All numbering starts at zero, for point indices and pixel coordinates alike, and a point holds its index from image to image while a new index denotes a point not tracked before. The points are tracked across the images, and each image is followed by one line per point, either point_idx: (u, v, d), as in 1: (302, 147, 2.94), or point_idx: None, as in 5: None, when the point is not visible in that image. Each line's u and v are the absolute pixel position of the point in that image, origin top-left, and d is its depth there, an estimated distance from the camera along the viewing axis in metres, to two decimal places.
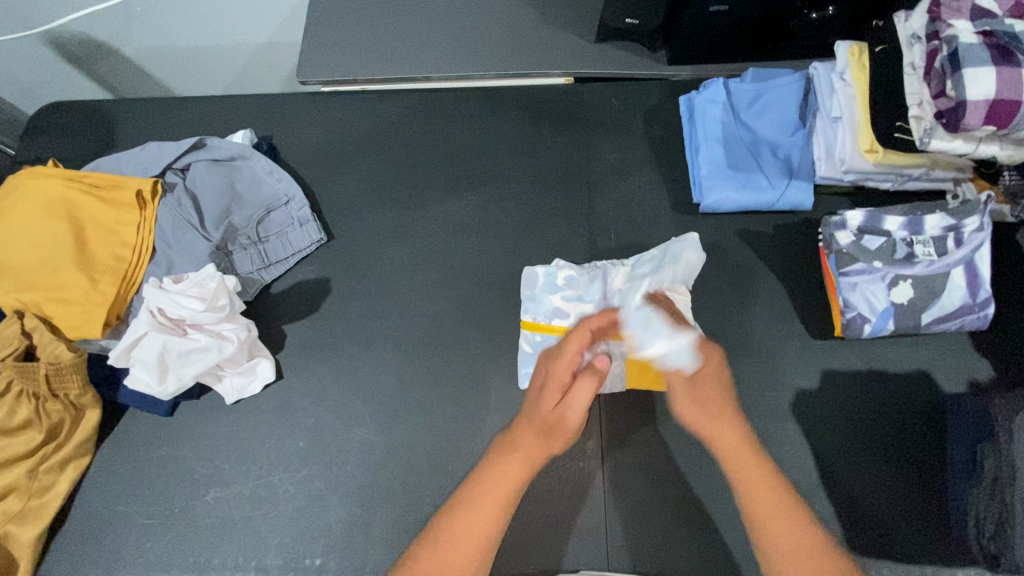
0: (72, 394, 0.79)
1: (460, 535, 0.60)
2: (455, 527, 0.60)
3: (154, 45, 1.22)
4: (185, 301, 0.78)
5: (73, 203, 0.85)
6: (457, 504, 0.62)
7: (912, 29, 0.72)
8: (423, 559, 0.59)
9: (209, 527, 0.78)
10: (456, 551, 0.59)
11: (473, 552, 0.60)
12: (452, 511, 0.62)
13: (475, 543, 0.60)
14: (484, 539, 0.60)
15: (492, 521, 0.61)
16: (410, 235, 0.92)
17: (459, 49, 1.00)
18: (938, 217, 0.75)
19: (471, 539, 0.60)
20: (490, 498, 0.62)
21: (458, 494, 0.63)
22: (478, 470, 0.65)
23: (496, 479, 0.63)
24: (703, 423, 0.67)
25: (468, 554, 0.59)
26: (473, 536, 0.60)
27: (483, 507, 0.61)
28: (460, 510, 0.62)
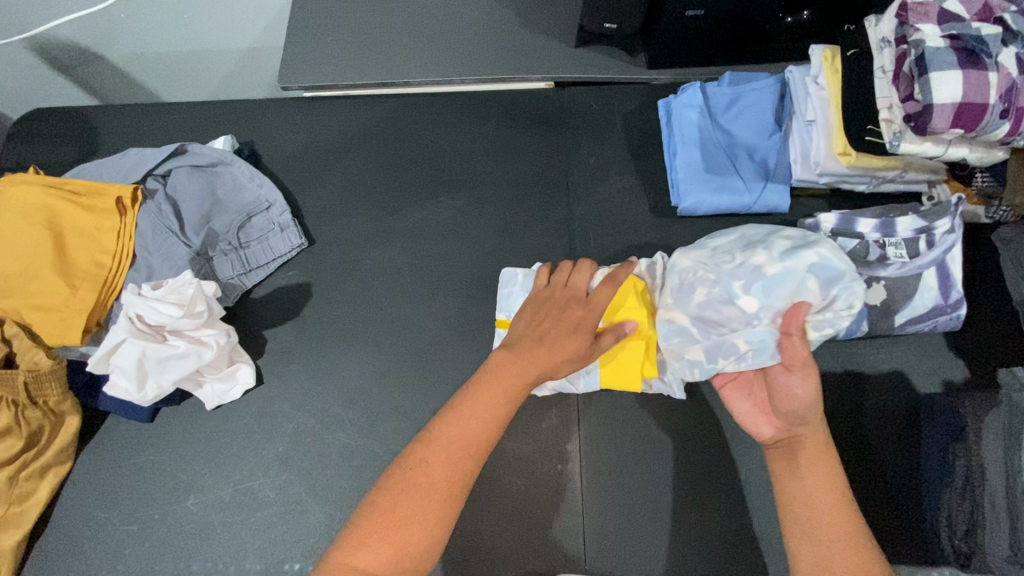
0: (51, 400, 0.80)
1: (461, 437, 0.58)
2: (455, 427, 0.58)
3: (138, 51, 1.23)
4: (163, 307, 0.78)
5: (54, 209, 0.86)
6: (465, 403, 0.60)
7: (882, 33, 0.73)
8: (428, 462, 0.56)
9: (189, 533, 0.78)
10: (427, 485, 0.55)
11: (468, 457, 0.57)
12: (459, 411, 0.59)
13: (477, 445, 0.58)
14: (481, 440, 0.58)
15: (495, 422, 0.59)
16: (391, 240, 0.92)
17: (440, 53, 1.01)
18: (910, 219, 0.76)
19: (470, 444, 0.57)
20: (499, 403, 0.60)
21: (466, 397, 0.60)
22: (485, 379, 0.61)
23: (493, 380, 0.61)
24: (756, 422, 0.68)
25: (466, 454, 0.57)
26: (476, 437, 0.58)
27: (491, 405, 0.59)
28: (466, 413, 0.59)
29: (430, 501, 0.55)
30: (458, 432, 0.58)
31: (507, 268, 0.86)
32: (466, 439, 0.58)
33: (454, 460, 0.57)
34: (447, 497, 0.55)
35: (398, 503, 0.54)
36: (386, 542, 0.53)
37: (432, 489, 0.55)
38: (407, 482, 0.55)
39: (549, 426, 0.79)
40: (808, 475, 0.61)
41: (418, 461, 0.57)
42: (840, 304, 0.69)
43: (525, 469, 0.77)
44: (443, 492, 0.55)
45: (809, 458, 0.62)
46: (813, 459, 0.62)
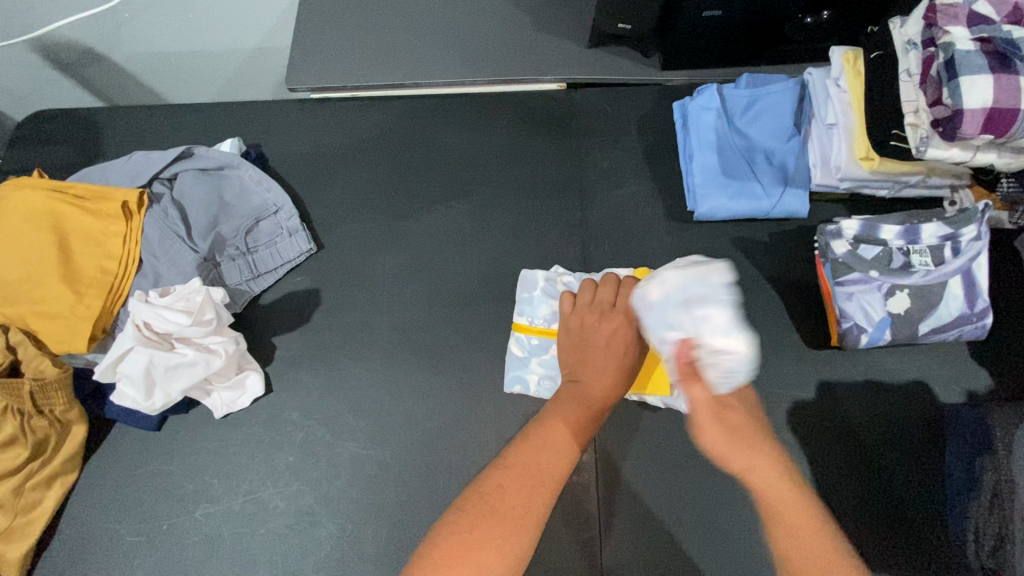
0: (57, 410, 0.78)
1: (540, 463, 0.59)
2: (538, 453, 0.60)
3: (143, 51, 1.21)
4: (171, 315, 0.76)
5: (59, 214, 0.84)
6: (539, 432, 0.62)
7: (907, 36, 0.71)
8: (503, 488, 0.56)
9: (198, 545, 0.77)
10: (508, 507, 0.55)
11: (547, 482, 0.58)
12: (532, 440, 0.61)
13: (553, 472, 0.59)
14: (562, 465, 0.59)
15: (571, 443, 0.62)
16: (401, 245, 0.90)
17: (450, 54, 0.99)
18: (934, 226, 0.74)
19: (550, 472, 0.58)
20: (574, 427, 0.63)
21: (538, 428, 0.63)
22: (548, 415, 0.64)
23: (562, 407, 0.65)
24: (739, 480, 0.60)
25: (546, 481, 0.58)
26: (553, 462, 0.59)
27: (563, 430, 0.62)
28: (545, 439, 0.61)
29: (505, 523, 0.54)
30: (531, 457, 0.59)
31: (523, 273, 0.85)
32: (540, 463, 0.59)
33: (530, 485, 0.57)
34: (527, 525, 0.55)
35: (477, 525, 0.54)
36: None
37: (513, 513, 0.55)
38: (486, 507, 0.55)
39: None
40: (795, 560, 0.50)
41: (495, 486, 0.57)
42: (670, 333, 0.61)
43: None
44: (521, 519, 0.54)
45: (791, 546, 0.51)
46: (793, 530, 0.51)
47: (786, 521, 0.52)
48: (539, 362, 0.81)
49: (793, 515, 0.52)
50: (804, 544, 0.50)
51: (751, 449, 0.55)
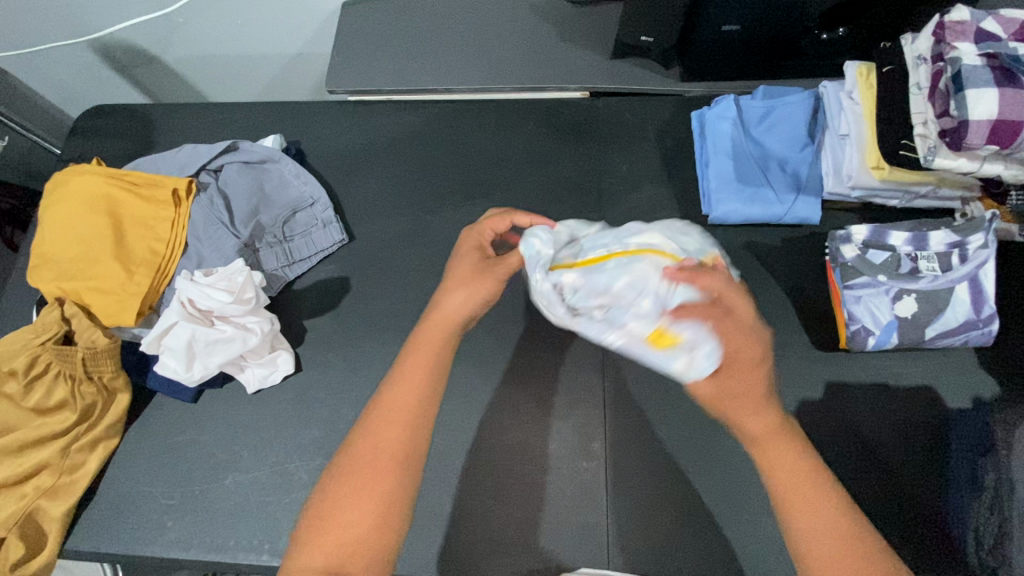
0: (105, 377, 0.84)
1: (441, 311, 0.64)
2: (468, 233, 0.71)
3: (193, 55, 1.29)
4: (214, 293, 0.82)
5: (114, 197, 0.90)
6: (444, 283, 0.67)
7: (918, 51, 0.75)
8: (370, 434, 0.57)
9: (227, 510, 0.81)
10: (382, 450, 0.56)
11: (426, 377, 0.60)
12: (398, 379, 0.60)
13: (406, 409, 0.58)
14: (465, 312, 0.65)
15: (429, 385, 0.60)
16: (427, 240, 0.95)
17: (481, 63, 1.05)
18: (943, 233, 0.76)
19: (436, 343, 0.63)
20: (476, 276, 0.66)
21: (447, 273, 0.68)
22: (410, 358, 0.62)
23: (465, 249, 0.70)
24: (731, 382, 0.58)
25: (446, 330, 0.64)
26: (452, 308, 0.64)
27: (463, 290, 0.65)
28: (443, 290, 0.66)
29: (377, 488, 0.55)
30: (396, 396, 0.59)
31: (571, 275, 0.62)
32: (405, 403, 0.59)
33: (399, 426, 0.57)
34: (393, 467, 0.56)
35: (336, 512, 0.54)
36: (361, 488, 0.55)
37: (384, 454, 0.57)
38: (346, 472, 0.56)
39: (576, 424, 0.81)
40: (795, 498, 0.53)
41: (367, 438, 0.57)
42: None
43: (551, 464, 0.79)
44: (385, 465, 0.56)
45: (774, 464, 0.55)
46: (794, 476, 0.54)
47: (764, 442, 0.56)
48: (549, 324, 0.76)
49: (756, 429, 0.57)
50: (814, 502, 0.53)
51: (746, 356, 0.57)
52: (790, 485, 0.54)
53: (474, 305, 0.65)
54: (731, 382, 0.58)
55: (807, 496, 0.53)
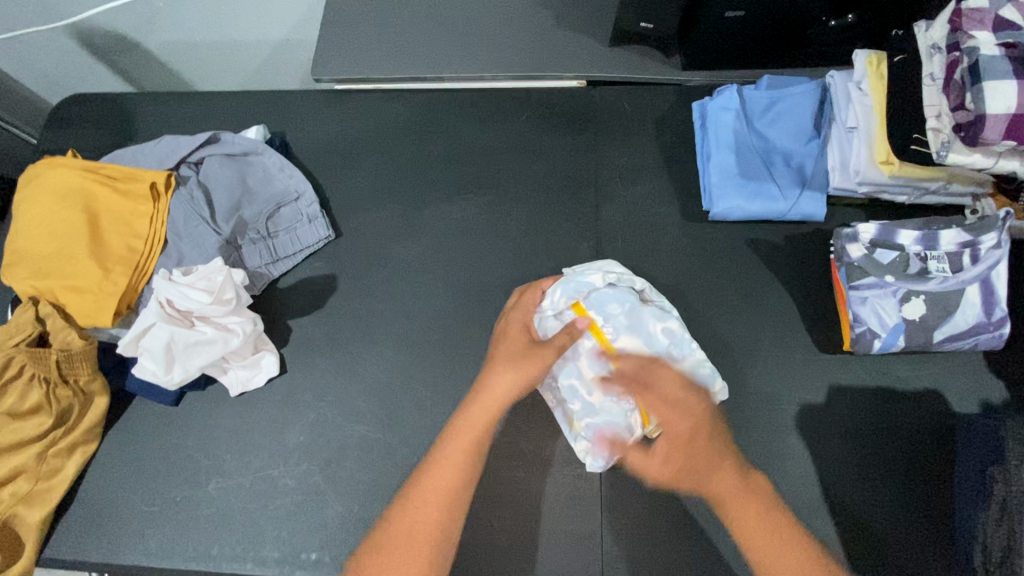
0: (81, 380, 0.81)
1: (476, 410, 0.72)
2: (512, 316, 0.79)
3: (174, 40, 1.24)
4: (193, 293, 0.79)
5: (90, 191, 0.86)
6: (490, 366, 0.75)
7: (932, 40, 0.71)
8: (410, 514, 0.66)
9: (209, 517, 0.79)
10: (411, 539, 0.64)
11: (472, 448, 0.69)
12: (435, 463, 0.69)
13: (445, 492, 0.67)
14: (509, 397, 0.73)
15: (467, 467, 0.68)
16: (418, 236, 0.92)
17: (473, 50, 1.00)
18: (954, 232, 0.73)
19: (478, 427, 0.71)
20: (523, 362, 0.74)
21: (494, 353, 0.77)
22: (450, 440, 0.70)
23: (511, 334, 0.78)
24: (692, 449, 0.69)
25: (490, 415, 0.72)
26: (503, 391, 0.72)
27: (510, 376, 0.73)
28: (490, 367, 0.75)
29: (411, 564, 0.63)
30: (432, 481, 0.68)
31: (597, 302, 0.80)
32: (439, 486, 0.67)
33: (435, 508, 0.66)
34: (426, 546, 0.64)
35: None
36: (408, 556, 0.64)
37: (419, 540, 0.65)
38: (388, 544, 0.65)
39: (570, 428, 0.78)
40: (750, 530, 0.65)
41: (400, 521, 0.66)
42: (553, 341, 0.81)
43: (544, 470, 0.76)
44: (423, 543, 0.64)
45: (734, 514, 0.66)
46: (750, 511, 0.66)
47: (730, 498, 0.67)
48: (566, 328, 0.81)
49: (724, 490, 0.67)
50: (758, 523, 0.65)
51: (688, 424, 0.69)
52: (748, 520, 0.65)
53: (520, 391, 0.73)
54: (691, 447, 0.69)
55: (764, 538, 0.64)
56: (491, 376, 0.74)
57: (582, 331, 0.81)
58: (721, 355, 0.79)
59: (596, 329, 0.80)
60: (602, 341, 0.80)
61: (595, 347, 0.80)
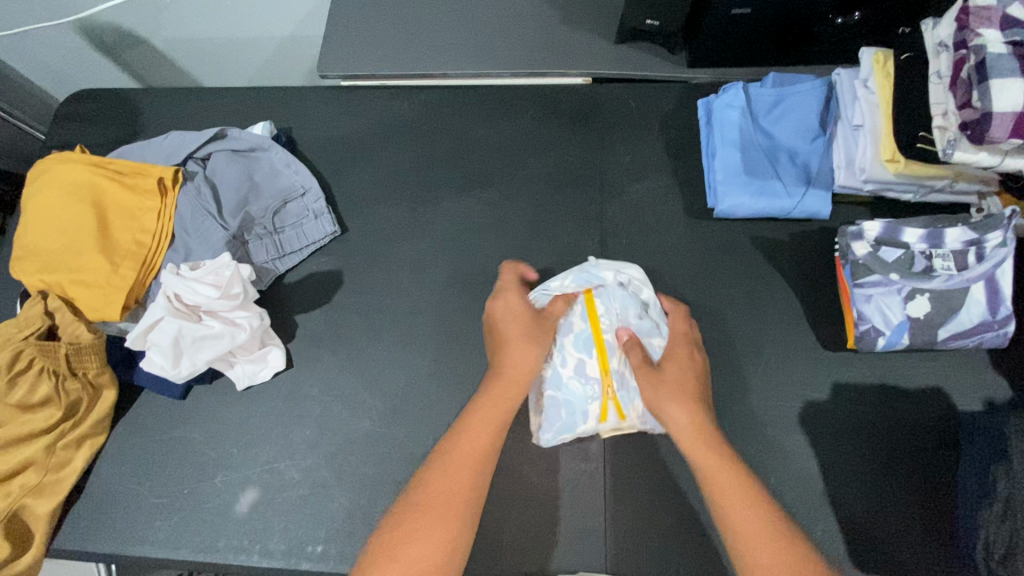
0: (90, 373, 0.82)
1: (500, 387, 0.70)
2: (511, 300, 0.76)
3: (181, 36, 1.25)
4: (201, 287, 0.80)
5: (98, 186, 0.87)
6: (507, 344, 0.73)
7: (940, 37, 0.70)
8: (431, 482, 0.62)
9: (216, 510, 0.79)
10: (444, 501, 0.61)
11: (501, 421, 0.67)
12: (467, 425, 0.66)
13: (474, 458, 0.64)
14: (532, 369, 0.72)
15: (494, 434, 0.66)
16: (423, 232, 0.92)
17: (478, 47, 1.01)
18: (959, 230, 0.73)
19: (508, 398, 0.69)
20: (536, 334, 0.74)
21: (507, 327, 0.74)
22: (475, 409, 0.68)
23: (511, 312, 0.75)
24: (668, 403, 0.68)
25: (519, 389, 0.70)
26: (528, 367, 0.71)
27: (529, 349, 0.72)
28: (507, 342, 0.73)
29: (434, 538, 0.59)
30: (463, 445, 0.65)
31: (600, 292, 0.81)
32: (473, 448, 0.64)
33: (466, 472, 0.63)
34: (454, 514, 0.60)
35: (394, 554, 0.58)
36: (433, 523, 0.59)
37: (449, 503, 0.61)
38: (421, 507, 0.60)
39: None
40: (729, 501, 0.60)
41: (428, 485, 0.62)
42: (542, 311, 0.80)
43: (548, 466, 0.77)
44: (450, 509, 0.60)
45: (722, 496, 0.60)
46: (728, 485, 0.61)
47: (709, 459, 0.63)
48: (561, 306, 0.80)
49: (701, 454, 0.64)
50: (736, 495, 0.60)
51: (675, 399, 0.68)
52: (725, 486, 0.61)
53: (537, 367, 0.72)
54: (672, 400, 0.68)
55: (747, 515, 0.59)
56: (507, 353, 0.72)
57: (581, 313, 0.80)
58: (724, 352, 0.79)
59: (595, 315, 0.80)
60: (594, 330, 0.79)
61: (587, 332, 0.79)
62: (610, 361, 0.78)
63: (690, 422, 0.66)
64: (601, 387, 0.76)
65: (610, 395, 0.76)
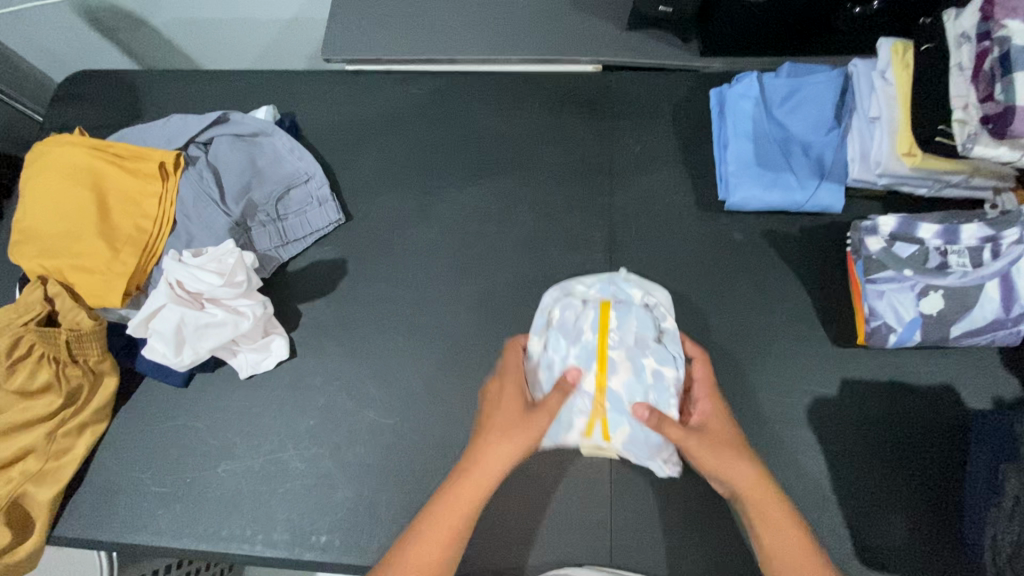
0: (91, 360, 0.81)
1: (485, 464, 0.64)
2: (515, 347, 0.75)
3: (181, 17, 1.22)
4: (203, 274, 0.78)
5: (98, 170, 0.85)
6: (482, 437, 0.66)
7: (962, 28, 0.68)
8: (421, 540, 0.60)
9: (219, 499, 0.79)
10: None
11: (457, 537, 0.61)
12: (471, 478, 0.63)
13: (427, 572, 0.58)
14: (500, 474, 0.64)
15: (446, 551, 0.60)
16: (428, 221, 0.91)
17: (486, 32, 0.99)
18: (976, 226, 0.72)
19: (491, 476, 0.64)
20: (514, 431, 0.66)
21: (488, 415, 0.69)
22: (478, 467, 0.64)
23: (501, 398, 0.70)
24: (733, 468, 0.64)
25: (482, 493, 0.63)
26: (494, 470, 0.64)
27: (506, 446, 0.65)
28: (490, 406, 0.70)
29: None
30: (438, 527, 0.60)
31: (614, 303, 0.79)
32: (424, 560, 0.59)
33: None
34: None
35: None
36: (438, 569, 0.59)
37: None
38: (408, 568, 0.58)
39: None
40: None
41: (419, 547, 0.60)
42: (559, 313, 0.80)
43: (554, 459, 0.76)
44: None
45: (780, 559, 0.59)
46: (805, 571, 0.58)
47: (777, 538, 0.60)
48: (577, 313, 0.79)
49: (778, 535, 0.60)
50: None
51: (738, 466, 0.64)
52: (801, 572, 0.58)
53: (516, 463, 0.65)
54: (733, 465, 0.64)
55: None
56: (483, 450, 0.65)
57: (592, 321, 0.78)
58: (733, 347, 0.79)
59: (606, 327, 0.77)
60: (601, 343, 0.76)
61: (593, 344, 0.77)
62: (609, 379, 0.75)
63: (754, 482, 0.63)
64: (593, 402, 0.75)
65: (600, 413, 0.74)
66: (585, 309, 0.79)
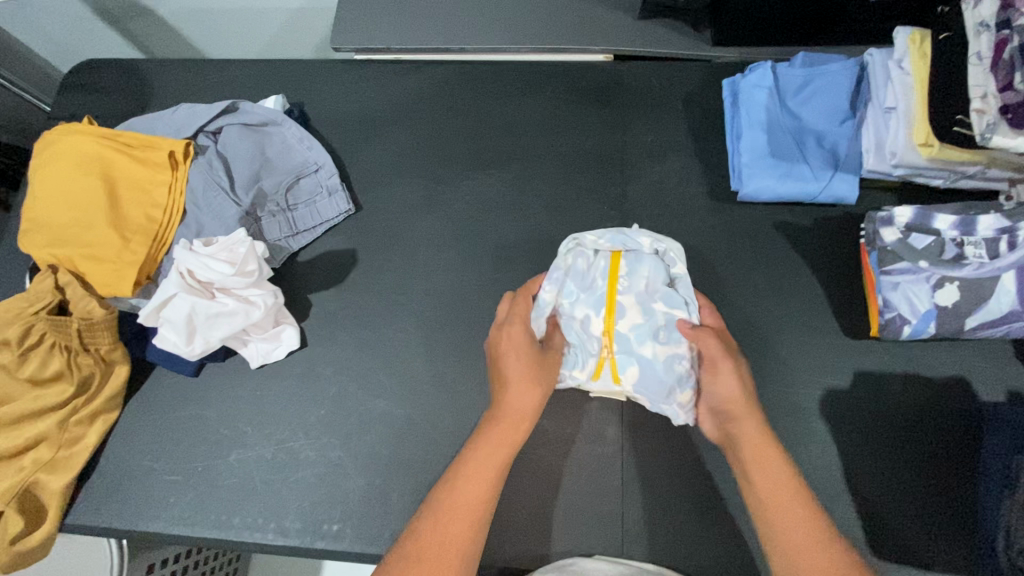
0: (102, 349, 0.81)
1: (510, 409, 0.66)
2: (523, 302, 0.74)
3: (189, 7, 1.22)
4: (215, 263, 0.78)
5: (108, 159, 0.84)
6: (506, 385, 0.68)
7: (980, 16, 0.68)
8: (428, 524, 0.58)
9: (230, 487, 0.79)
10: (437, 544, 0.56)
11: (493, 475, 0.61)
12: (477, 450, 0.63)
13: (465, 513, 0.59)
14: (529, 416, 0.67)
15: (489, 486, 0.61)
16: (438, 210, 0.90)
17: (497, 22, 0.99)
18: (991, 218, 0.72)
19: (515, 417, 0.66)
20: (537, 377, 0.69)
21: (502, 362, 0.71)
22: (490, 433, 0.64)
23: (510, 346, 0.71)
24: (746, 409, 0.65)
25: (517, 430, 0.65)
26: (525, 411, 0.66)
27: (528, 394, 0.67)
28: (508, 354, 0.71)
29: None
30: (464, 492, 0.60)
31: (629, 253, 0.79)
32: (465, 501, 0.60)
33: (453, 529, 0.57)
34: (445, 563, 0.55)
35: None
36: (462, 522, 0.58)
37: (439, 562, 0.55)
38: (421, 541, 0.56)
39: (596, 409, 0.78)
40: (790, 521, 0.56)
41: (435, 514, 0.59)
42: (569, 259, 0.79)
43: (564, 449, 0.76)
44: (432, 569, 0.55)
45: (764, 484, 0.59)
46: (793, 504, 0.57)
47: (766, 471, 0.60)
48: (592, 263, 0.79)
49: (776, 474, 0.59)
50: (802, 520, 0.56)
51: (748, 406, 0.65)
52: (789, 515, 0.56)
53: (537, 409, 0.68)
54: (743, 404, 0.65)
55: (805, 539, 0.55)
56: (507, 394, 0.68)
57: (603, 270, 0.78)
58: (744, 337, 0.78)
59: (616, 275, 0.78)
60: (610, 291, 0.78)
61: (603, 289, 0.78)
62: (618, 324, 0.77)
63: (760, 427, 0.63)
64: (601, 345, 0.77)
65: (608, 354, 0.76)
66: (596, 258, 0.79)
